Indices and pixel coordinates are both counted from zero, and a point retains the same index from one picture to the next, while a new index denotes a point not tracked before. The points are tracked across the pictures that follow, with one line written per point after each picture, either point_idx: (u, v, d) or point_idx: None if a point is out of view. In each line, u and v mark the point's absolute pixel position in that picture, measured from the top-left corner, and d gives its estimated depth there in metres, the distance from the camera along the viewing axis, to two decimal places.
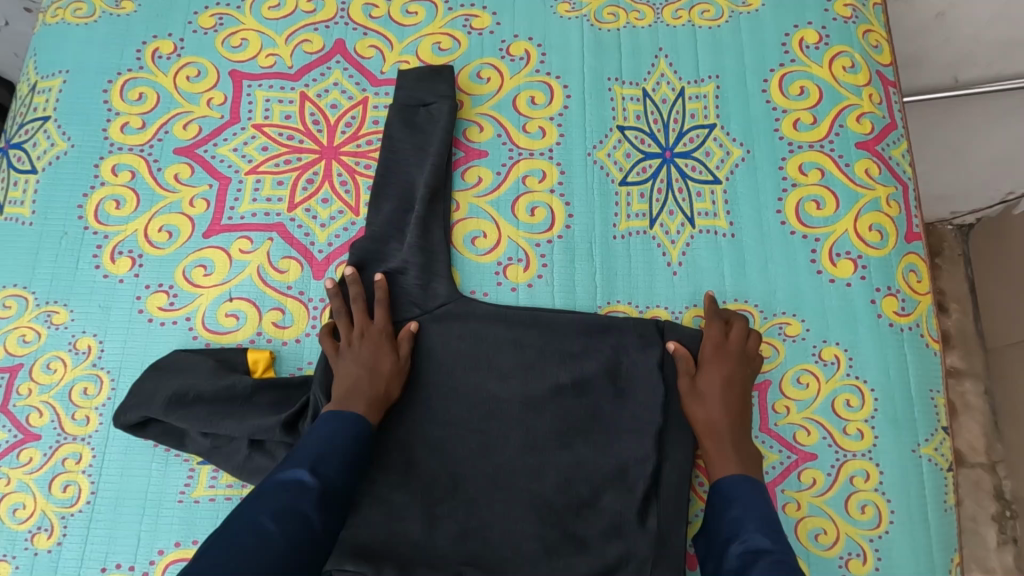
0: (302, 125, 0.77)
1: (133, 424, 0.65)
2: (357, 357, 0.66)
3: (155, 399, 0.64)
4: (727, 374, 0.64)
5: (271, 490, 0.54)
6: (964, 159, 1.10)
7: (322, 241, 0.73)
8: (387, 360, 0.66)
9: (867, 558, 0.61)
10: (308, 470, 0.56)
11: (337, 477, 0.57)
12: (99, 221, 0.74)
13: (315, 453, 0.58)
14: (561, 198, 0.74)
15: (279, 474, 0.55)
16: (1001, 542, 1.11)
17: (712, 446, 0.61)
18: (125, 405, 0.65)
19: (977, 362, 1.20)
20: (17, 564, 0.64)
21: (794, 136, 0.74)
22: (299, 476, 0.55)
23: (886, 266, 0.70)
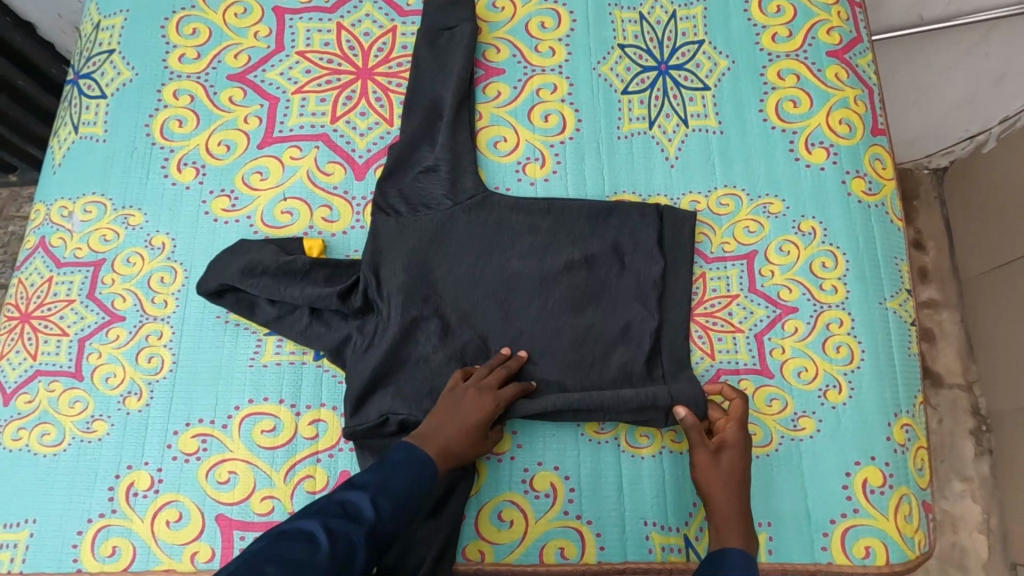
0: (340, 50, 0.87)
1: (213, 291, 0.75)
2: (461, 405, 0.68)
3: (230, 270, 0.75)
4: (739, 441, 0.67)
5: (333, 507, 0.56)
6: (930, 100, 1.17)
7: (362, 148, 0.83)
8: (480, 429, 0.67)
9: (842, 388, 0.72)
10: (367, 500, 0.57)
11: (395, 517, 0.58)
12: (165, 137, 0.84)
13: (379, 485, 0.59)
14: (571, 106, 0.84)
15: (345, 494, 0.58)
16: (978, 454, 1.20)
17: (723, 503, 0.64)
18: (207, 274, 0.76)
19: (952, 293, 1.29)
20: (112, 422, 0.74)
21: (772, 48, 0.84)
22: (359, 502, 0.57)
23: (854, 153, 0.80)
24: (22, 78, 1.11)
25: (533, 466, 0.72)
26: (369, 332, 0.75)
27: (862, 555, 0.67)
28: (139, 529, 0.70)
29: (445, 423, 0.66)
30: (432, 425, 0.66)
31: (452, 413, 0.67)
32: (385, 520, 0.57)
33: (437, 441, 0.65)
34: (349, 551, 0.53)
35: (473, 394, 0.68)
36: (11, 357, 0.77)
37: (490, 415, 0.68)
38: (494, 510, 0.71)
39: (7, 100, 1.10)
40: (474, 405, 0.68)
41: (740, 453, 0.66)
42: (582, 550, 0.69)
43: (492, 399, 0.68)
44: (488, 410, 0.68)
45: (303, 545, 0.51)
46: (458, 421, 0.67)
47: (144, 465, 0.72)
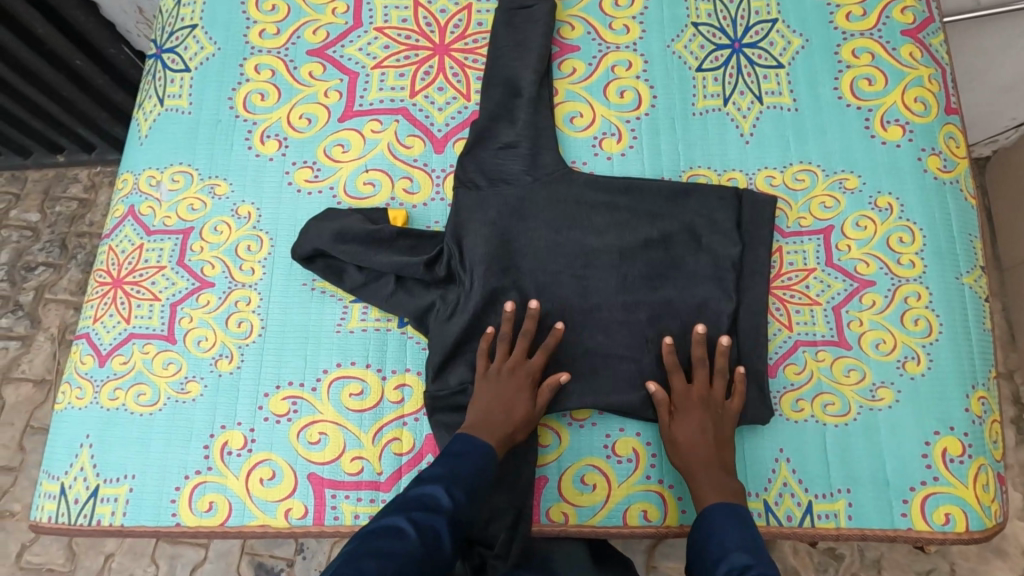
0: (417, 27, 0.89)
1: (306, 256, 0.78)
2: (500, 388, 0.70)
3: (322, 236, 0.77)
4: (699, 407, 0.69)
5: (412, 501, 0.61)
6: (977, 86, 1.16)
7: (440, 122, 0.85)
8: (523, 406, 0.69)
9: (921, 360, 0.73)
10: (442, 490, 0.62)
11: (468, 502, 0.62)
12: (247, 110, 0.86)
13: (449, 475, 0.63)
14: (646, 82, 0.85)
15: (419, 488, 0.62)
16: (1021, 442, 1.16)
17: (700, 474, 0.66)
18: (301, 239, 0.78)
19: (993, 282, 1.27)
20: (205, 383, 0.76)
21: (847, 26, 0.85)
22: (435, 493, 0.61)
23: (929, 131, 0.81)
24: (79, 57, 1.09)
25: (615, 432, 0.74)
26: (450, 304, 0.77)
27: (942, 521, 0.69)
28: (234, 486, 0.73)
29: (490, 410, 0.69)
30: (479, 413, 0.69)
31: (492, 397, 0.70)
32: (462, 507, 0.62)
33: (489, 428, 0.68)
34: (437, 540, 0.58)
35: (506, 372, 0.71)
36: (104, 320, 0.79)
37: (528, 390, 0.70)
38: (576, 475, 0.72)
39: (61, 79, 1.10)
40: (511, 384, 0.70)
41: (699, 412, 0.69)
42: (664, 513, 0.71)
43: (525, 374, 0.71)
44: (527, 385, 0.70)
45: (394, 537, 0.56)
46: (500, 407, 0.69)
47: (237, 425, 0.74)
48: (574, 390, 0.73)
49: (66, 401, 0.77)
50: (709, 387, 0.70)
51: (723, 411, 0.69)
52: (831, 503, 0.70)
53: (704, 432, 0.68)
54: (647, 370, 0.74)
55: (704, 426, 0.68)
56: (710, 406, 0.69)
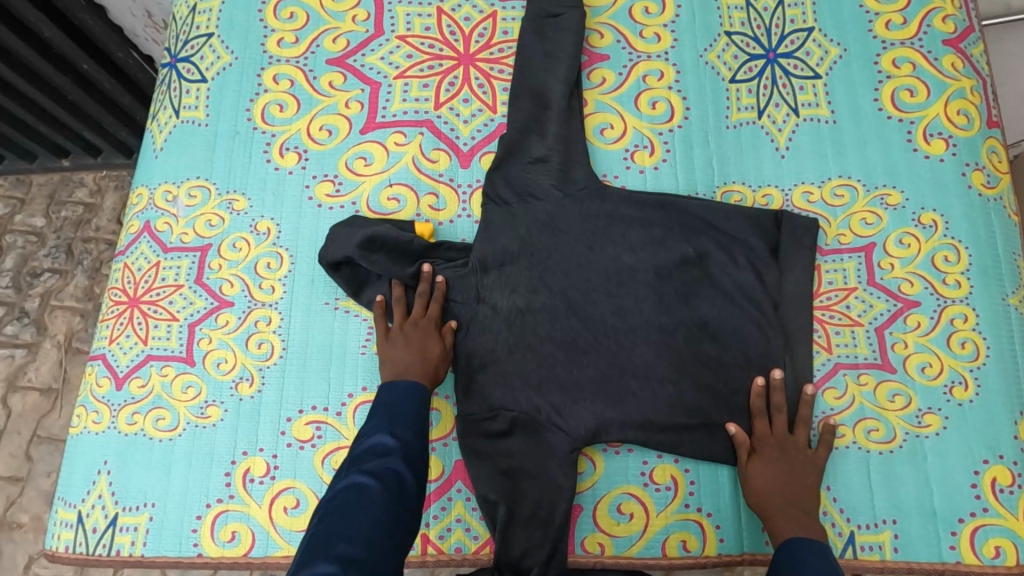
0: (441, 35, 0.86)
1: (334, 262, 0.75)
2: (407, 338, 0.72)
3: (350, 242, 0.74)
4: (774, 449, 0.68)
5: (362, 455, 0.62)
6: None
7: (466, 135, 0.82)
8: (434, 344, 0.72)
9: (968, 385, 0.70)
10: (388, 435, 0.63)
11: (415, 436, 0.64)
12: (266, 122, 0.84)
13: (389, 421, 0.65)
14: (678, 93, 0.83)
15: (365, 443, 0.63)
16: None
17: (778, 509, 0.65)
18: (329, 245, 0.75)
19: None
20: (226, 408, 0.74)
21: (886, 35, 0.82)
22: (383, 441, 0.62)
23: (973, 146, 0.78)
24: (86, 62, 1.05)
25: (652, 460, 0.71)
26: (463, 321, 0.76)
27: (992, 555, 0.66)
28: (257, 515, 0.70)
29: (404, 354, 0.71)
30: (396, 356, 0.71)
31: (400, 348, 0.71)
32: (411, 444, 0.63)
33: (409, 369, 0.70)
34: (399, 480, 0.59)
35: (410, 324, 0.73)
36: (120, 341, 0.77)
37: (434, 331, 0.73)
38: (612, 504, 0.70)
39: (69, 83, 1.06)
40: (417, 331, 0.73)
41: (775, 452, 0.68)
42: (703, 544, 0.69)
43: (427, 318, 0.74)
44: (433, 324, 0.73)
45: (353, 491, 0.57)
46: (410, 354, 0.71)
47: (259, 451, 0.72)
48: (609, 415, 0.71)
49: (82, 424, 0.75)
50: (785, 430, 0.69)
51: (800, 452, 0.68)
52: (875, 534, 0.68)
53: (783, 472, 0.67)
54: (685, 394, 0.71)
55: (783, 467, 0.67)
56: (785, 446, 0.68)
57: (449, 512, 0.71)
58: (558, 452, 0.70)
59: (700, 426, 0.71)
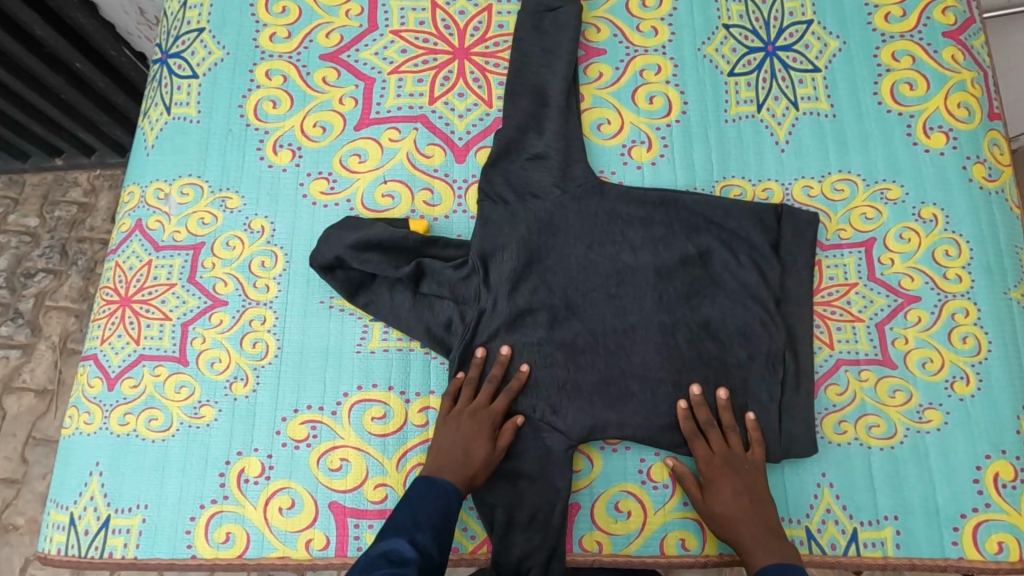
0: (435, 29, 0.85)
1: (326, 265, 0.74)
2: (458, 429, 0.68)
3: (342, 243, 0.74)
4: (724, 467, 0.67)
5: (375, 560, 0.58)
6: None
7: (461, 130, 0.81)
8: (482, 451, 0.67)
9: (970, 380, 0.70)
10: (406, 543, 0.60)
11: (434, 547, 0.61)
12: (259, 118, 0.82)
13: (411, 522, 0.62)
14: (676, 87, 0.82)
15: (380, 545, 0.60)
16: None
17: (744, 529, 0.64)
18: (320, 247, 0.75)
19: None
20: (220, 408, 0.73)
21: (885, 28, 0.81)
22: (399, 547, 0.59)
23: (974, 139, 0.77)
24: (79, 60, 1.04)
25: (650, 457, 0.71)
26: (465, 321, 0.74)
27: (995, 551, 0.66)
28: (252, 516, 0.69)
29: (451, 452, 0.67)
30: (443, 460, 0.67)
31: (446, 439, 0.68)
32: (429, 555, 0.60)
33: (450, 472, 0.66)
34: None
35: (467, 416, 0.68)
36: (112, 341, 0.76)
37: (488, 433, 0.68)
38: (610, 502, 0.70)
39: (62, 82, 1.05)
40: (472, 427, 0.68)
41: (726, 470, 0.66)
42: (702, 542, 0.68)
43: (486, 416, 0.68)
44: (484, 429, 0.68)
45: None
46: (455, 447, 0.67)
47: (254, 451, 0.71)
48: (609, 414, 0.70)
49: (74, 426, 0.74)
50: (727, 444, 0.68)
51: (747, 466, 0.67)
52: (877, 531, 0.67)
53: (742, 491, 0.65)
54: (686, 393, 0.71)
55: (739, 484, 0.66)
56: (733, 461, 0.67)
57: None
58: (558, 452, 0.69)
59: (701, 425, 0.70)
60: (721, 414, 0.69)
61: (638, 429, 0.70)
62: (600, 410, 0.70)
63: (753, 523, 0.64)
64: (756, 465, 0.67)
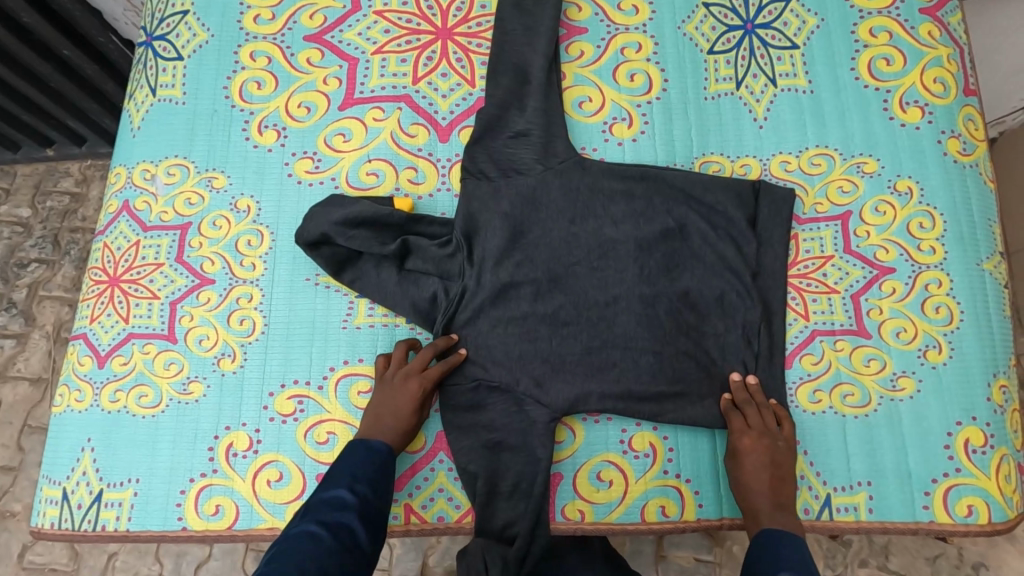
0: (418, 10, 0.85)
1: (312, 242, 0.74)
2: (388, 392, 0.69)
3: (327, 221, 0.74)
4: (759, 438, 0.68)
5: (318, 505, 0.62)
6: None
7: (444, 110, 0.82)
8: (408, 415, 0.69)
9: (942, 349, 0.71)
10: (347, 490, 0.64)
11: (373, 494, 0.65)
12: (244, 99, 0.83)
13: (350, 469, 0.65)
14: (656, 65, 0.83)
15: (323, 492, 0.64)
16: None
17: (759, 497, 0.65)
18: (306, 225, 0.75)
19: None
20: (208, 384, 0.74)
21: (864, 4, 0.82)
22: (340, 494, 0.63)
23: (950, 113, 0.78)
24: (67, 47, 1.04)
25: (631, 428, 0.72)
26: (447, 295, 0.75)
27: (965, 513, 0.67)
28: (241, 488, 0.71)
29: (379, 413, 0.69)
30: (370, 420, 0.69)
31: (380, 404, 0.69)
32: (369, 500, 0.64)
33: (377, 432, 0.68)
34: (352, 536, 0.61)
35: (400, 381, 0.70)
36: (102, 320, 0.77)
37: (418, 399, 0.69)
38: (592, 471, 0.71)
39: (51, 70, 1.06)
40: (403, 391, 0.69)
41: (760, 440, 0.67)
42: (682, 508, 0.70)
43: (417, 382, 0.69)
44: (415, 395, 0.69)
45: (309, 542, 0.58)
46: (386, 410, 0.69)
47: (242, 426, 0.72)
48: (590, 385, 0.72)
49: (65, 403, 0.75)
50: (762, 419, 0.69)
51: (782, 441, 0.68)
52: (851, 496, 0.69)
53: (765, 465, 0.66)
54: (667, 363, 0.72)
55: (766, 456, 0.67)
56: (770, 434, 0.68)
57: (432, 481, 0.72)
58: (540, 420, 0.71)
59: (681, 395, 0.72)
60: (737, 394, 0.71)
61: (619, 399, 0.71)
62: (581, 382, 0.72)
63: (765, 490, 0.66)
64: (788, 443, 0.68)
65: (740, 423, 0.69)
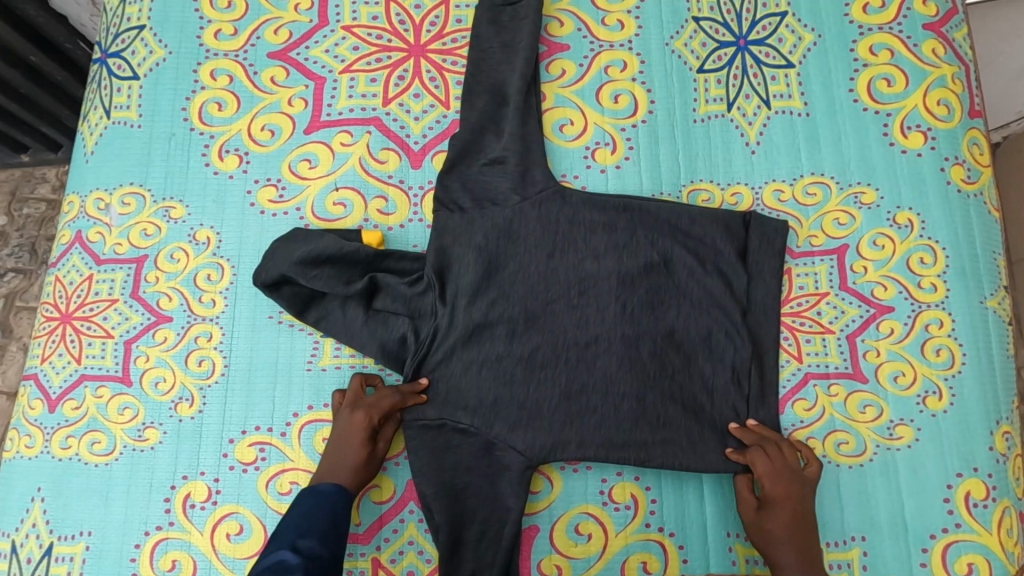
0: (389, 25, 0.80)
1: (271, 282, 0.71)
2: (339, 428, 0.66)
3: (289, 260, 0.70)
4: (790, 483, 0.63)
5: (260, 574, 0.57)
6: None
7: (417, 133, 0.77)
8: (356, 451, 0.65)
9: (942, 395, 0.67)
10: (289, 548, 0.59)
11: (322, 549, 0.60)
12: (204, 122, 0.78)
13: (294, 532, 0.61)
14: (643, 85, 0.78)
15: (265, 559, 0.59)
16: None
17: (785, 550, 0.61)
18: (266, 263, 0.71)
19: None
20: (165, 430, 0.70)
21: (863, 20, 0.77)
22: (283, 557, 0.59)
23: (954, 137, 0.73)
24: (35, 53, 0.97)
25: (612, 477, 0.68)
26: (419, 334, 0.71)
27: (964, 572, 0.63)
28: (199, 542, 0.67)
29: (330, 452, 0.66)
30: (324, 459, 0.66)
31: (333, 444, 0.66)
32: (317, 557, 0.60)
33: (328, 474, 0.65)
34: None
35: (348, 412, 0.66)
36: (53, 360, 0.72)
37: (365, 434, 0.65)
38: (570, 524, 0.67)
39: (19, 77, 0.97)
40: (350, 425, 0.66)
41: (791, 487, 0.63)
42: (664, 565, 0.66)
43: (364, 414, 0.65)
44: (361, 428, 0.65)
45: None
46: (337, 447, 0.65)
47: (200, 475, 0.68)
48: (567, 433, 0.67)
49: (15, 448, 0.71)
50: (787, 461, 0.64)
51: (810, 486, 0.64)
52: (844, 552, 0.65)
53: (793, 516, 0.62)
54: (650, 409, 0.68)
55: (794, 504, 0.62)
56: (798, 478, 0.63)
57: (401, 534, 0.68)
58: (513, 469, 0.67)
59: (668, 440, 0.67)
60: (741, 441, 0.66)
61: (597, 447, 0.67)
62: (559, 428, 0.68)
63: (794, 542, 0.61)
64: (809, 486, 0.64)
65: (765, 465, 0.64)
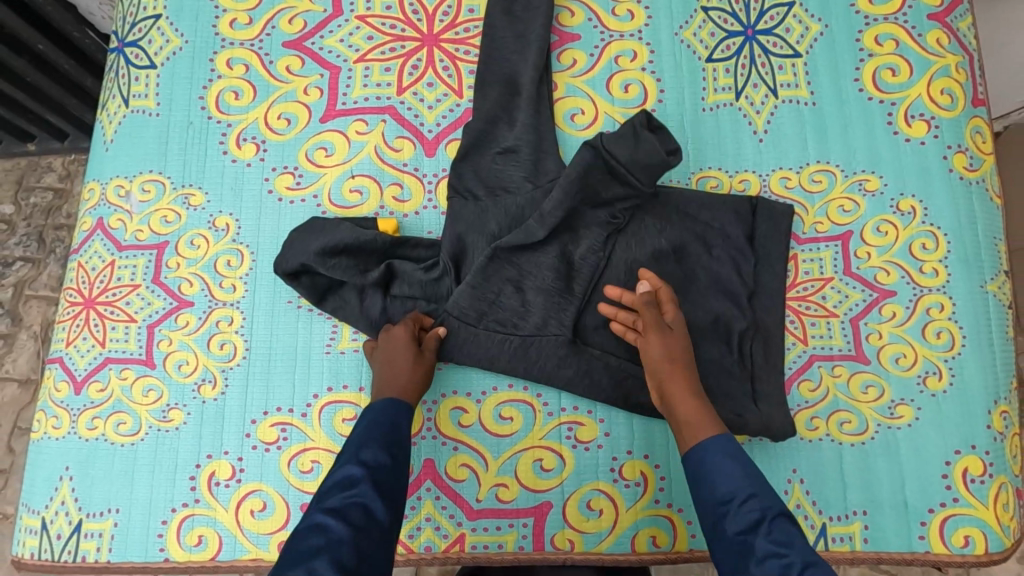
0: (403, 14, 0.81)
1: (291, 272, 0.72)
2: (384, 351, 0.69)
3: (308, 250, 0.72)
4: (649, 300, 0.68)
5: (328, 489, 0.59)
6: None
7: (431, 122, 0.79)
8: (405, 360, 0.68)
9: (943, 375, 0.69)
10: (354, 461, 0.61)
11: (385, 458, 0.62)
12: (221, 110, 0.80)
13: (356, 447, 0.62)
14: (652, 75, 0.79)
15: (334, 474, 0.61)
16: None
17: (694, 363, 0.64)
18: (285, 254, 0.73)
19: None
20: (189, 411, 0.72)
21: (869, 10, 0.78)
22: (350, 472, 0.60)
23: (957, 126, 0.75)
24: (41, 41, 0.95)
25: (622, 455, 0.71)
26: (432, 321, 0.73)
27: (961, 544, 0.66)
28: (223, 519, 0.69)
29: (380, 375, 0.68)
30: (379, 383, 0.68)
31: (379, 367, 0.68)
32: (380, 467, 0.61)
33: (389, 388, 0.67)
34: (366, 512, 0.57)
35: (387, 334, 0.70)
36: (78, 344, 0.74)
37: (409, 344, 0.69)
38: (581, 501, 0.70)
39: (25, 67, 0.97)
40: (392, 341, 0.69)
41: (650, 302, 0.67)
42: (673, 539, 0.69)
43: (402, 326, 0.70)
44: (404, 339, 0.69)
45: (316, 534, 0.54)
46: (387, 365, 0.68)
47: (224, 454, 0.71)
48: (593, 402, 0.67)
49: (42, 430, 0.73)
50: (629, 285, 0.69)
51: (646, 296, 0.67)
52: (846, 526, 0.68)
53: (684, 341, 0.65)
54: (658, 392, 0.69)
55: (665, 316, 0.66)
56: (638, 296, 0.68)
57: (419, 511, 0.70)
58: None
59: None
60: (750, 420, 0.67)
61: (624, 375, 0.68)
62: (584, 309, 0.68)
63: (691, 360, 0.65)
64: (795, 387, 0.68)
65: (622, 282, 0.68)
